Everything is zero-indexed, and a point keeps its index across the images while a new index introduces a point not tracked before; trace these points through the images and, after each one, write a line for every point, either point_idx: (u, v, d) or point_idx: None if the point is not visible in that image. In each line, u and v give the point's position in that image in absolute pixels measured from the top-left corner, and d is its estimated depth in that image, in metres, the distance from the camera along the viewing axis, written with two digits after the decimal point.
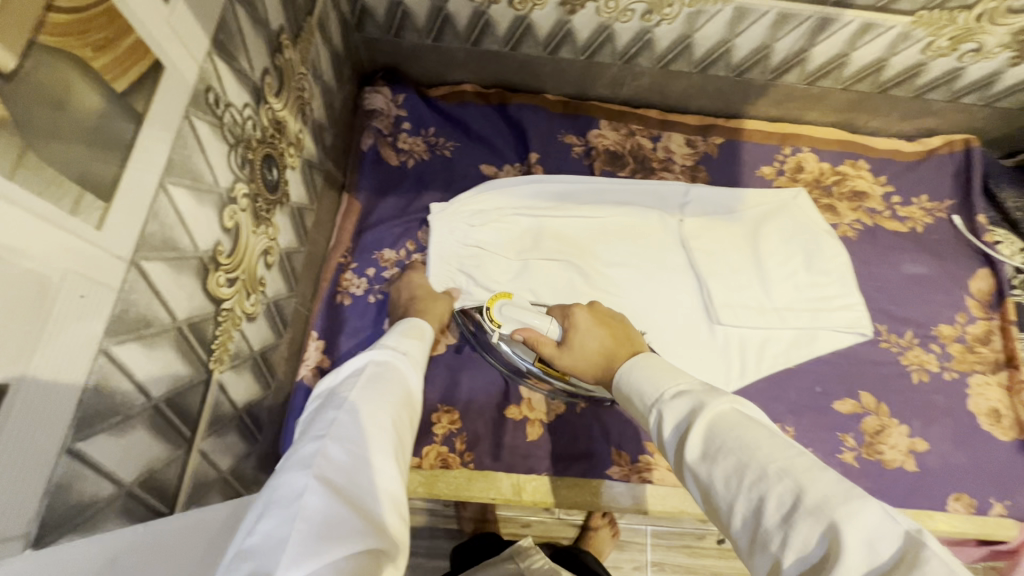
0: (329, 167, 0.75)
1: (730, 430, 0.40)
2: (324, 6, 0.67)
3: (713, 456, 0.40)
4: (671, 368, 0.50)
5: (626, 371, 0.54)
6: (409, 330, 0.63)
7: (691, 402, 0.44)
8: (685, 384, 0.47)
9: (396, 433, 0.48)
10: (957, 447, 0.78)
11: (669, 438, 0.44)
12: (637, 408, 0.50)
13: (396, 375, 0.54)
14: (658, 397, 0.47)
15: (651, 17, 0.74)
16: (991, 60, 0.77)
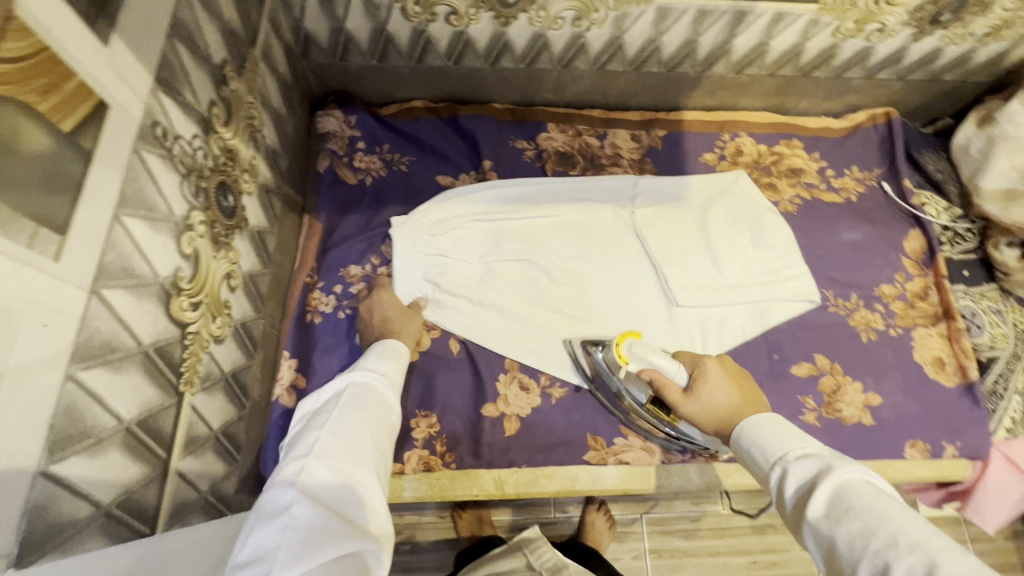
0: (286, 190, 0.77)
1: (857, 496, 0.43)
2: (267, 36, 0.69)
3: (838, 518, 0.42)
4: (790, 428, 0.53)
5: (747, 426, 0.56)
6: (386, 351, 0.64)
7: (817, 463, 0.47)
8: (812, 447, 0.50)
9: (377, 448, 0.49)
10: (908, 398, 0.83)
11: (796, 497, 0.47)
12: (754, 465, 0.53)
13: (375, 394, 0.55)
14: (780, 456, 0.50)
15: (581, 24, 0.79)
16: (895, 37, 0.84)
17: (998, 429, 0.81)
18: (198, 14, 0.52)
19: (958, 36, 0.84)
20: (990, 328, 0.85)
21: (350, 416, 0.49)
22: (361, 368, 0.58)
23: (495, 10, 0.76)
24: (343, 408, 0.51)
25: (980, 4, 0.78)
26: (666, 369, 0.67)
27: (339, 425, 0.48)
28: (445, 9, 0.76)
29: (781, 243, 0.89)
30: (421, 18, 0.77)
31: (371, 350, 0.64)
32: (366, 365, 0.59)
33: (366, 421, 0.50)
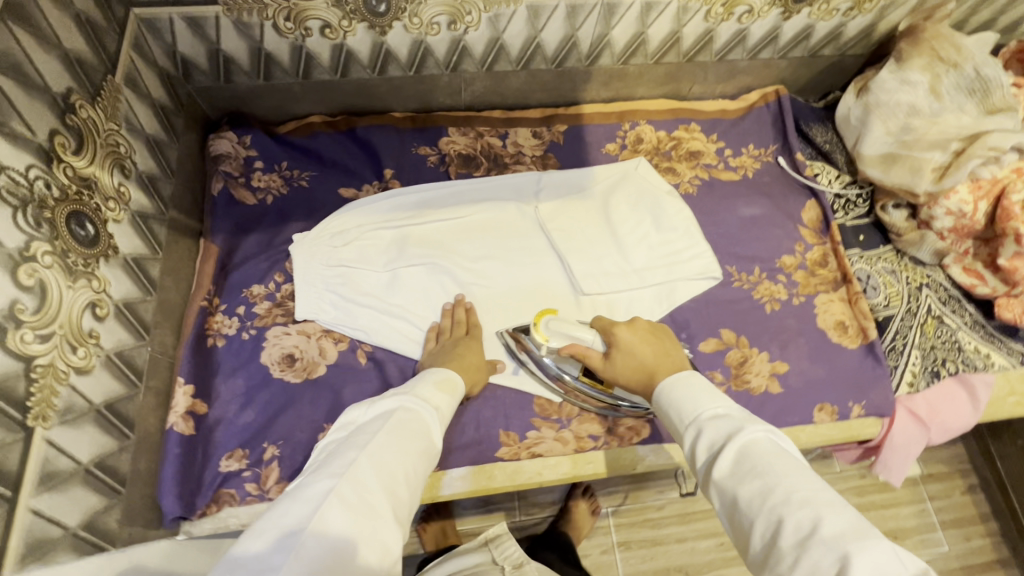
0: (173, 216, 0.76)
1: (763, 458, 0.45)
2: (130, 63, 0.69)
3: (742, 480, 0.45)
4: (708, 388, 0.55)
5: (666, 386, 0.58)
6: (440, 380, 0.64)
7: (731, 423, 0.49)
8: (724, 408, 0.52)
9: (405, 482, 0.49)
10: (814, 363, 0.85)
11: (705, 454, 0.49)
12: (671, 423, 0.55)
13: (418, 425, 0.55)
14: (693, 418, 0.52)
15: (457, 27, 0.80)
16: (766, 17, 0.87)
17: (902, 384, 0.84)
18: (25, 45, 0.52)
19: (824, 11, 0.87)
20: (885, 288, 0.88)
21: (384, 443, 0.50)
22: (416, 393, 0.59)
23: (368, 20, 0.77)
24: (381, 433, 0.51)
25: None
26: (584, 339, 0.73)
27: (372, 454, 0.48)
28: (318, 23, 0.76)
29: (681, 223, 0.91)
30: (295, 34, 0.77)
31: (427, 377, 0.64)
32: (423, 392, 0.60)
33: (400, 450, 0.50)
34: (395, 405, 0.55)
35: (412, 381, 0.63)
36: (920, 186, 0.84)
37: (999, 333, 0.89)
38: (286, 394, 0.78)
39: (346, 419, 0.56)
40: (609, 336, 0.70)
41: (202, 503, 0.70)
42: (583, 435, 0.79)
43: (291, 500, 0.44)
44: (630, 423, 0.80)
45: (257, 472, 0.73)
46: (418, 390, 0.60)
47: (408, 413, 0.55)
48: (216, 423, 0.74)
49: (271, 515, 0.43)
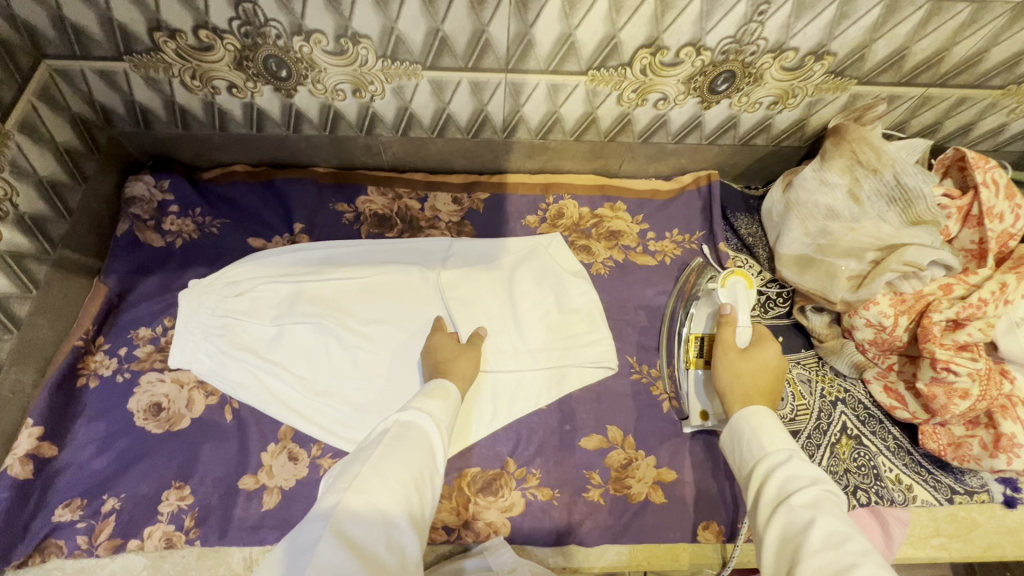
0: (61, 255, 0.78)
1: (832, 508, 0.50)
2: (31, 109, 0.72)
3: (813, 516, 0.49)
4: (781, 431, 0.60)
5: (756, 409, 0.62)
6: (434, 388, 0.66)
7: (814, 471, 0.54)
8: (795, 453, 0.57)
9: (419, 488, 0.53)
10: (705, 475, 0.78)
11: (778, 487, 0.54)
12: (739, 456, 0.60)
13: (422, 433, 0.58)
14: (782, 448, 0.57)
15: (362, 95, 0.81)
16: (683, 105, 0.85)
17: None
18: None
19: (746, 103, 0.84)
20: (793, 400, 0.81)
21: (385, 455, 0.54)
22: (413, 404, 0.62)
23: (273, 83, 0.79)
24: (382, 446, 0.55)
25: (750, 75, 0.79)
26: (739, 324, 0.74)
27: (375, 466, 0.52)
28: (224, 83, 0.79)
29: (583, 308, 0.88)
30: (204, 91, 0.80)
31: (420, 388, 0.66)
32: (419, 402, 0.62)
33: (407, 459, 0.54)
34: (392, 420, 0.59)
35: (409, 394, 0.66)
36: (836, 293, 0.79)
37: (928, 463, 0.80)
38: (142, 445, 0.76)
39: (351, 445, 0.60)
40: (763, 338, 0.72)
41: (23, 552, 0.68)
42: (437, 525, 0.74)
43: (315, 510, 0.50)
44: (490, 518, 0.75)
45: (91, 525, 0.71)
46: (416, 400, 0.63)
47: (404, 427, 0.58)
48: (62, 468, 0.73)
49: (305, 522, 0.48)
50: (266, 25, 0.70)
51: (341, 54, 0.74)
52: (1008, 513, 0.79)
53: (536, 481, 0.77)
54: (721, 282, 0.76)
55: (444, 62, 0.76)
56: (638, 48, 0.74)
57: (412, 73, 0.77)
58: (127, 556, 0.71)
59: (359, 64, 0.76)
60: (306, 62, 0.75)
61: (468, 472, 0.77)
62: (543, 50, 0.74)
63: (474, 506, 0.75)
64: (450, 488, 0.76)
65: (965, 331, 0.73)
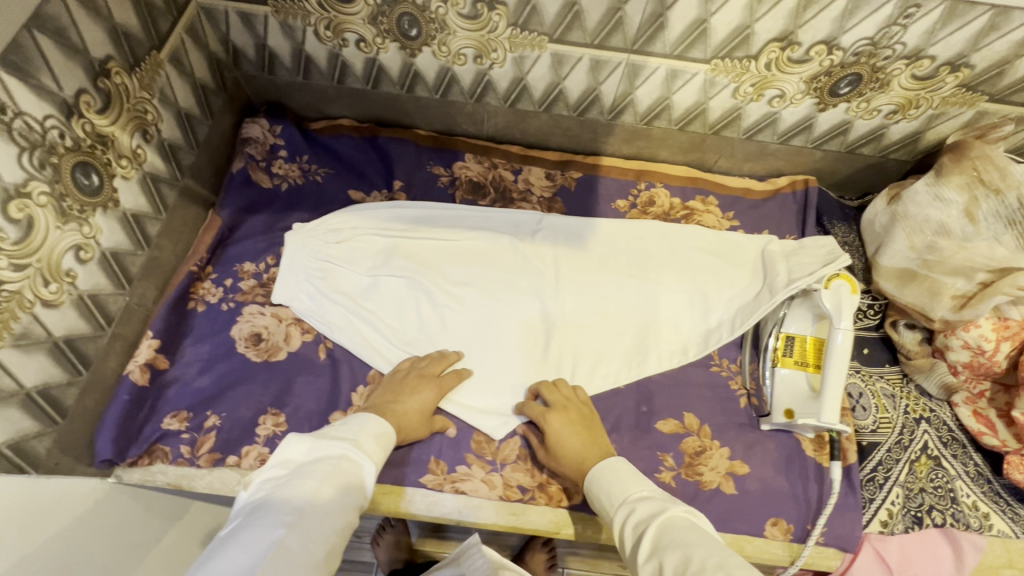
0: (187, 183, 0.83)
1: (673, 536, 0.54)
2: (180, 43, 0.76)
3: (658, 557, 0.53)
4: (619, 481, 0.65)
5: (597, 473, 0.68)
6: (380, 432, 0.68)
7: (648, 506, 0.60)
8: (638, 496, 0.62)
9: (340, 537, 0.57)
10: (779, 472, 0.78)
11: (633, 531, 0.58)
12: (606, 515, 0.64)
13: (358, 479, 0.61)
14: (625, 501, 0.62)
15: (482, 61, 0.83)
16: (798, 105, 0.84)
17: (873, 521, 0.76)
18: (74, 11, 0.58)
19: (864, 110, 0.83)
20: (876, 412, 0.80)
21: (325, 497, 0.57)
22: (360, 444, 0.64)
23: (400, 41, 0.81)
24: (325, 487, 0.57)
25: (877, 80, 0.78)
26: (834, 337, 0.72)
27: (315, 507, 0.55)
28: (354, 37, 0.82)
29: (643, 288, 0.89)
30: (334, 42, 0.83)
31: (369, 425, 0.68)
32: (366, 444, 0.65)
33: (342, 508, 0.57)
34: (338, 454, 0.61)
35: (355, 425, 0.67)
36: (936, 311, 0.78)
37: (1008, 495, 0.78)
38: (243, 370, 0.80)
39: (281, 453, 0.60)
40: (550, 415, 0.75)
41: (135, 452, 0.73)
42: (512, 483, 0.76)
43: (246, 536, 0.52)
44: (564, 484, 0.77)
45: (194, 437, 0.75)
46: (362, 441, 0.65)
47: (348, 467, 0.61)
48: (171, 381, 0.78)
49: (234, 549, 0.51)
50: None
51: (474, 18, 0.76)
52: None
53: None
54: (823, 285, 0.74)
55: (572, 37, 0.77)
56: (769, 41, 0.74)
57: (537, 44, 0.79)
58: (224, 470, 0.75)
59: (488, 30, 0.77)
60: (438, 23, 0.77)
61: None
62: (673, 34, 0.74)
63: (549, 471, 0.77)
64: (526, 450, 0.79)
65: None
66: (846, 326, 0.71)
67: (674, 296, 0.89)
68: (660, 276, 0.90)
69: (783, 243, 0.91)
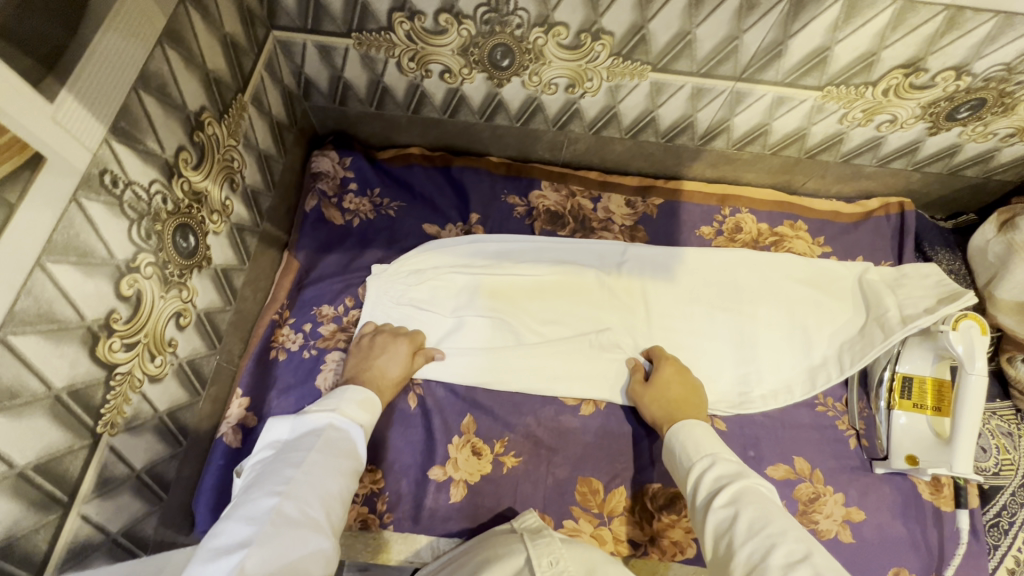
0: (265, 228, 0.79)
1: (756, 499, 0.52)
2: (260, 82, 0.72)
3: (737, 510, 0.51)
4: (704, 437, 0.62)
5: (680, 426, 0.65)
6: (362, 399, 0.66)
7: (736, 467, 0.56)
8: (721, 454, 0.59)
9: (338, 499, 0.53)
10: (897, 519, 0.75)
11: (710, 482, 0.56)
12: (677, 461, 0.62)
13: (348, 444, 0.59)
14: (708, 453, 0.59)
15: (574, 90, 0.79)
16: (908, 129, 0.79)
17: (1000, 568, 0.73)
18: (173, 64, 0.54)
19: (978, 133, 0.79)
20: (997, 453, 0.78)
21: (316, 462, 0.54)
22: (342, 413, 0.62)
23: (489, 72, 0.76)
24: (314, 453, 0.55)
25: (1001, 104, 0.73)
26: (964, 382, 0.69)
27: (305, 472, 0.52)
28: (439, 68, 0.77)
29: (739, 322, 0.86)
30: (416, 74, 0.78)
31: (350, 395, 0.65)
32: (348, 412, 0.62)
33: (334, 471, 0.54)
34: (324, 424, 0.59)
35: (335, 397, 0.65)
36: None
37: None
38: None
39: (270, 437, 0.59)
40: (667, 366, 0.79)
41: None
42: (623, 538, 0.73)
43: (240, 511, 0.48)
44: (676, 537, 0.74)
45: None
46: (345, 409, 0.63)
47: (335, 434, 0.59)
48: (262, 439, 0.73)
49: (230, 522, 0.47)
50: (511, 14, 0.67)
51: (576, 48, 0.71)
52: None
53: None
54: (951, 326, 0.70)
55: (678, 66, 0.72)
56: (893, 68, 0.69)
57: (638, 73, 0.74)
58: None
59: (587, 60, 0.73)
60: (534, 54, 0.72)
61: (651, 487, 0.76)
62: (789, 62, 0.69)
63: (659, 523, 0.74)
64: (632, 500, 0.76)
65: None
66: (981, 369, 0.67)
67: (773, 330, 0.85)
68: (756, 309, 0.86)
69: (883, 271, 0.87)
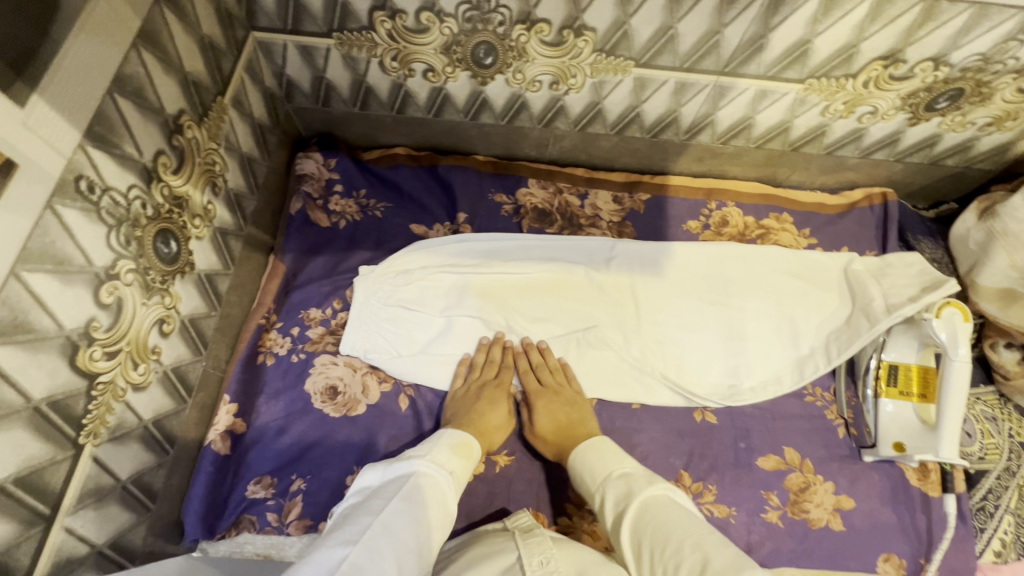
0: (250, 232, 0.78)
1: (655, 514, 0.55)
2: (241, 83, 0.71)
3: (642, 533, 0.54)
4: (596, 459, 0.66)
5: (579, 452, 0.68)
6: (456, 443, 0.66)
7: (630, 483, 0.60)
8: (614, 476, 0.62)
9: (416, 554, 0.51)
10: (886, 505, 0.76)
11: (613, 505, 0.59)
12: (583, 488, 0.65)
13: (435, 495, 0.58)
14: (603, 478, 0.63)
15: (558, 87, 0.78)
16: (889, 120, 0.80)
17: (986, 552, 0.74)
18: (149, 67, 0.53)
19: (957, 123, 0.80)
20: (982, 438, 0.79)
21: (396, 511, 0.53)
22: (433, 459, 0.62)
23: (472, 70, 0.76)
24: (396, 502, 0.54)
25: (979, 94, 0.74)
26: (948, 370, 0.69)
27: (384, 523, 0.51)
28: (422, 66, 0.76)
29: (727, 315, 0.86)
30: (399, 73, 0.78)
31: (445, 438, 0.66)
32: (441, 458, 0.62)
33: (416, 522, 0.53)
34: (413, 472, 0.59)
35: (427, 442, 0.66)
36: None
37: None
38: (323, 427, 0.76)
39: (360, 483, 0.59)
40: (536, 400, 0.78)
41: (224, 526, 0.69)
42: None
43: (314, 559, 0.47)
44: None
45: (280, 503, 0.71)
46: (437, 454, 0.63)
47: (420, 482, 0.58)
48: (251, 444, 0.74)
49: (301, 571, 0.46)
50: (493, 12, 0.67)
51: (558, 44, 0.71)
52: None
53: (711, 496, 0.76)
54: (935, 315, 0.71)
55: (661, 61, 0.72)
56: (872, 60, 0.70)
57: (621, 68, 0.74)
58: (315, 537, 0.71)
59: (570, 56, 0.73)
60: (517, 51, 0.72)
61: None
62: (771, 55, 0.70)
63: None
64: None
65: None
66: (964, 358, 0.68)
67: (761, 322, 0.86)
68: (744, 302, 0.87)
69: (867, 261, 0.88)
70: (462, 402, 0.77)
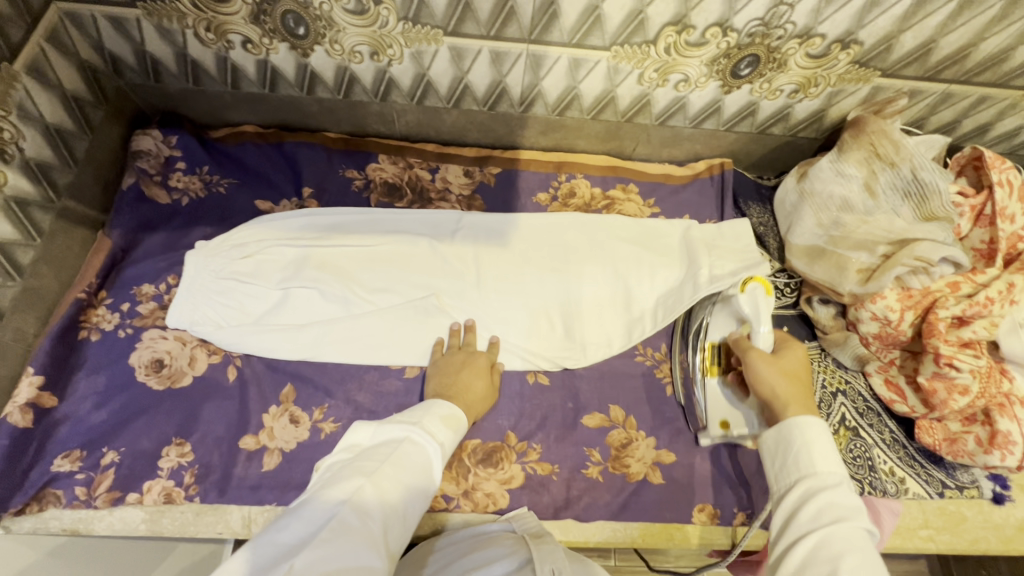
0: (65, 205, 0.79)
1: (858, 545, 0.52)
2: (39, 53, 0.72)
3: (835, 553, 0.51)
4: (836, 452, 0.60)
5: (804, 421, 0.62)
6: (446, 414, 0.63)
7: (851, 503, 0.55)
8: (844, 481, 0.57)
9: (399, 520, 0.52)
10: (704, 457, 0.79)
11: (817, 508, 0.56)
12: (785, 460, 0.61)
13: (422, 462, 0.56)
14: (827, 473, 0.58)
15: (379, 58, 0.80)
16: (703, 88, 0.84)
17: None
18: None
19: (767, 90, 0.84)
20: None
21: (385, 476, 0.52)
22: (423, 426, 0.59)
23: (289, 41, 0.77)
24: (385, 466, 0.53)
25: (774, 60, 0.78)
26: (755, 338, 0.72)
27: (376, 486, 0.51)
28: (239, 38, 0.77)
29: (566, 280, 0.88)
30: (218, 45, 0.78)
31: (436, 409, 0.63)
32: (430, 427, 0.60)
33: (401, 486, 0.53)
34: (402, 437, 0.57)
35: (421, 411, 0.63)
36: (844, 285, 0.79)
37: (922, 458, 0.81)
38: (142, 400, 0.75)
39: (350, 440, 0.57)
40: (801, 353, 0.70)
41: (20, 500, 0.68)
42: (436, 494, 0.74)
43: (306, 511, 0.49)
44: (489, 488, 0.75)
45: (89, 477, 0.71)
46: (426, 423, 0.60)
47: (412, 446, 0.56)
48: (62, 419, 0.73)
49: (295, 519, 0.48)
50: None
51: (362, 13, 0.72)
52: (996, 509, 0.80)
53: (535, 454, 0.78)
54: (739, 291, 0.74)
55: (467, 29, 0.74)
56: (664, 25, 0.73)
57: (432, 38, 0.76)
58: (125, 509, 0.71)
59: (379, 25, 0.74)
60: (325, 21, 0.74)
61: (468, 444, 0.77)
62: (567, 22, 0.73)
63: (474, 477, 0.76)
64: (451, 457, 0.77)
65: (970, 328, 0.73)
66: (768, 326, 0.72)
67: (598, 286, 0.88)
68: (584, 267, 0.89)
69: (702, 227, 0.91)
70: (442, 371, 0.78)
